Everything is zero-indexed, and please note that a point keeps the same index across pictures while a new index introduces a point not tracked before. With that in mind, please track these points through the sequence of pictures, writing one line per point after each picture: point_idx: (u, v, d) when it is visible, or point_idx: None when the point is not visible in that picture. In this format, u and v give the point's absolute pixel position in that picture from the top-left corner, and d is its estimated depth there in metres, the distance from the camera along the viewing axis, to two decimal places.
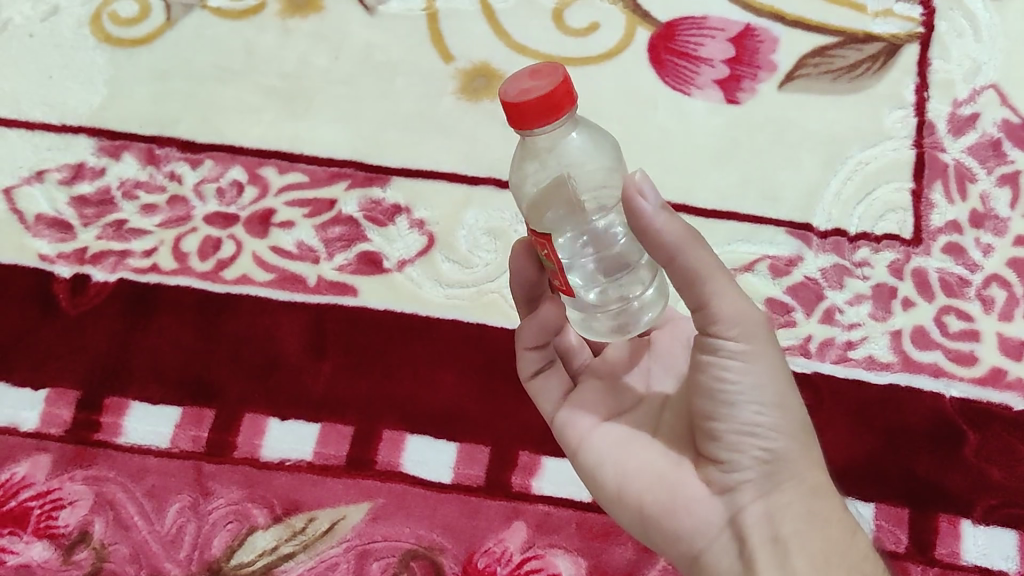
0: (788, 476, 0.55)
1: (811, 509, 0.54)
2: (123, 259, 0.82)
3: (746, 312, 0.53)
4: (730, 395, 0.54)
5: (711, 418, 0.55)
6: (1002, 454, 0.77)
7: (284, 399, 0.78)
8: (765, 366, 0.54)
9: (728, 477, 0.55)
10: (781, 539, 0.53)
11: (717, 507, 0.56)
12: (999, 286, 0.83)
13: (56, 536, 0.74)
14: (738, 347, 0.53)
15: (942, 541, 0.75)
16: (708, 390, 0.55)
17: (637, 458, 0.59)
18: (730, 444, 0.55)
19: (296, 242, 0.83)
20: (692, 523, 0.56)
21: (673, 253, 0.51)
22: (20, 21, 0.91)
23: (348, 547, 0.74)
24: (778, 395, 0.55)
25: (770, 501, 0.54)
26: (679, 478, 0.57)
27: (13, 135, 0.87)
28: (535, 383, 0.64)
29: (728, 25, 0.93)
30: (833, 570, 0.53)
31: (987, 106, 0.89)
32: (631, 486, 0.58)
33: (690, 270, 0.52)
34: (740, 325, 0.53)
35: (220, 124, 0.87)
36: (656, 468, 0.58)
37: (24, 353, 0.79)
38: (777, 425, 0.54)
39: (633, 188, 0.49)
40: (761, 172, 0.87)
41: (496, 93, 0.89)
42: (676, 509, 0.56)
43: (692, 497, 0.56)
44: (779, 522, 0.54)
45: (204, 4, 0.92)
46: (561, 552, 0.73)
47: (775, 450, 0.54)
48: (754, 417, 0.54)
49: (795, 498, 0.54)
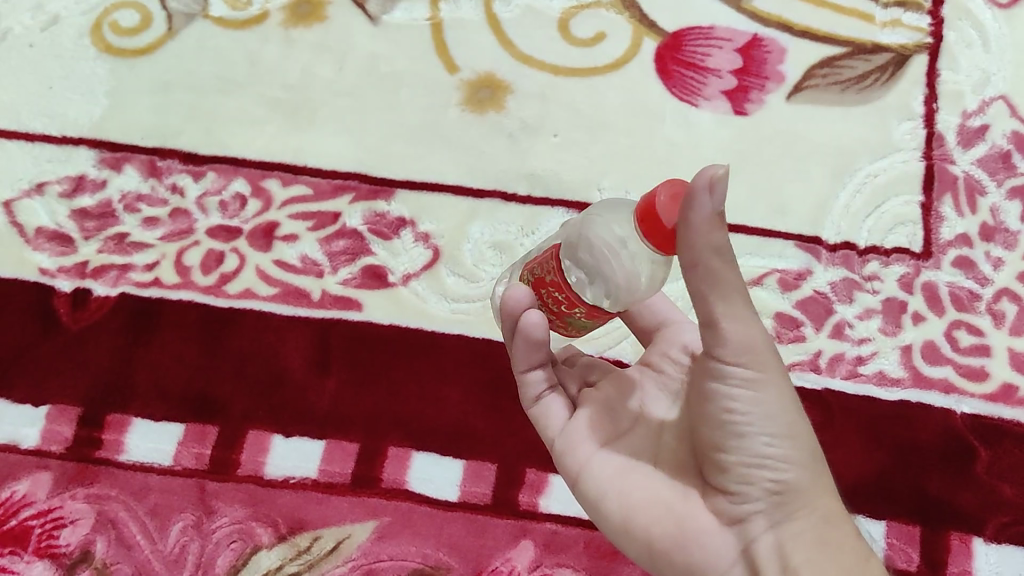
0: (800, 505, 0.55)
1: (821, 534, 0.54)
2: (125, 273, 0.81)
3: (754, 338, 0.52)
4: (738, 428, 0.54)
5: (720, 450, 0.55)
6: (1013, 471, 0.78)
7: (288, 415, 0.77)
8: (770, 396, 0.54)
9: (739, 508, 0.55)
10: (792, 568, 0.53)
11: (728, 538, 0.56)
12: (1009, 300, 0.83)
13: (57, 556, 0.73)
14: (743, 374, 0.53)
15: (954, 560, 0.75)
16: (716, 420, 0.55)
17: (641, 488, 0.58)
18: (741, 476, 0.54)
19: (299, 256, 0.82)
20: (704, 554, 0.56)
21: (693, 261, 0.48)
22: (19, 30, 0.88)
23: (354, 566, 0.74)
24: (788, 423, 0.54)
25: (782, 529, 0.54)
26: (688, 508, 0.57)
27: (13, 147, 0.85)
28: (539, 408, 0.64)
29: (735, 35, 0.91)
30: None
31: (996, 118, 0.88)
32: (638, 518, 0.58)
33: (705, 284, 0.49)
34: (744, 352, 0.52)
35: (223, 136, 0.86)
36: (662, 498, 0.57)
37: (23, 369, 0.78)
38: (787, 456, 0.54)
39: (697, 185, 0.46)
40: (770, 186, 0.86)
41: (501, 104, 0.88)
42: (685, 540, 0.56)
43: (701, 529, 0.56)
44: (790, 551, 0.54)
45: (206, 14, 0.90)
46: (568, 571, 0.74)
47: (785, 481, 0.54)
48: (764, 449, 0.54)
49: (806, 524, 0.54)
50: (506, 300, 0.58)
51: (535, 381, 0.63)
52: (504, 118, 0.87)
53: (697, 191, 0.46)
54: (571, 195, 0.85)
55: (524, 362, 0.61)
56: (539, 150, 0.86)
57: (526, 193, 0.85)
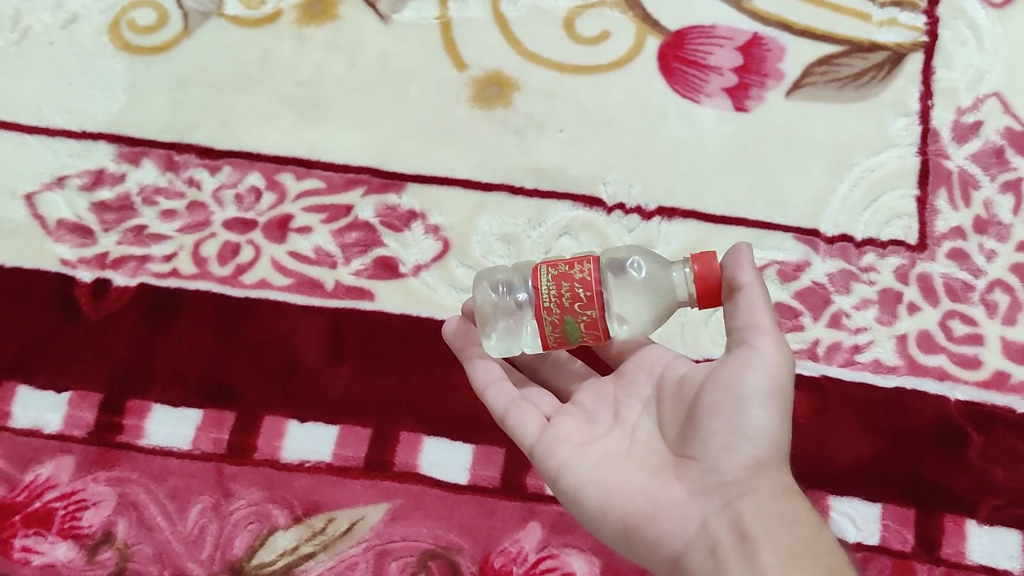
0: (763, 481, 0.57)
1: (782, 509, 0.56)
2: (144, 264, 0.83)
3: (781, 341, 0.57)
4: (742, 394, 0.56)
5: (707, 417, 0.58)
6: (1005, 456, 0.80)
7: (303, 402, 0.79)
8: (778, 378, 0.57)
9: (709, 478, 0.57)
10: (750, 536, 0.55)
11: (695, 509, 0.57)
12: (1002, 291, 0.85)
13: (81, 536, 0.76)
14: (765, 358, 0.57)
15: (947, 541, 0.78)
16: (720, 389, 0.57)
17: (618, 475, 0.60)
18: (718, 446, 0.57)
19: (313, 247, 0.85)
20: (673, 526, 0.57)
21: (744, 279, 0.58)
22: (39, 29, 0.91)
23: (367, 547, 0.76)
24: (784, 410, 0.57)
25: (742, 503, 0.56)
26: (661, 486, 0.59)
27: (35, 142, 0.87)
28: (509, 421, 0.66)
29: (736, 34, 0.93)
30: (801, 564, 0.53)
31: (990, 114, 0.91)
32: (614, 500, 0.59)
33: (750, 297, 0.58)
34: (770, 340, 0.57)
35: (238, 131, 0.88)
36: (637, 482, 0.59)
37: (46, 357, 0.80)
38: (769, 433, 0.57)
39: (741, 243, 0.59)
40: (769, 179, 0.88)
41: (509, 101, 0.90)
42: (656, 515, 0.58)
43: (672, 502, 0.58)
44: (749, 521, 0.55)
45: (221, 13, 0.92)
46: (575, 552, 0.76)
47: (759, 456, 0.57)
48: (755, 422, 0.56)
49: (767, 499, 0.56)
50: (449, 337, 0.72)
51: (497, 394, 0.68)
52: (511, 114, 0.90)
53: (744, 242, 0.59)
54: (577, 188, 0.88)
55: (478, 380, 0.69)
56: (546, 145, 0.89)
57: (533, 187, 0.88)
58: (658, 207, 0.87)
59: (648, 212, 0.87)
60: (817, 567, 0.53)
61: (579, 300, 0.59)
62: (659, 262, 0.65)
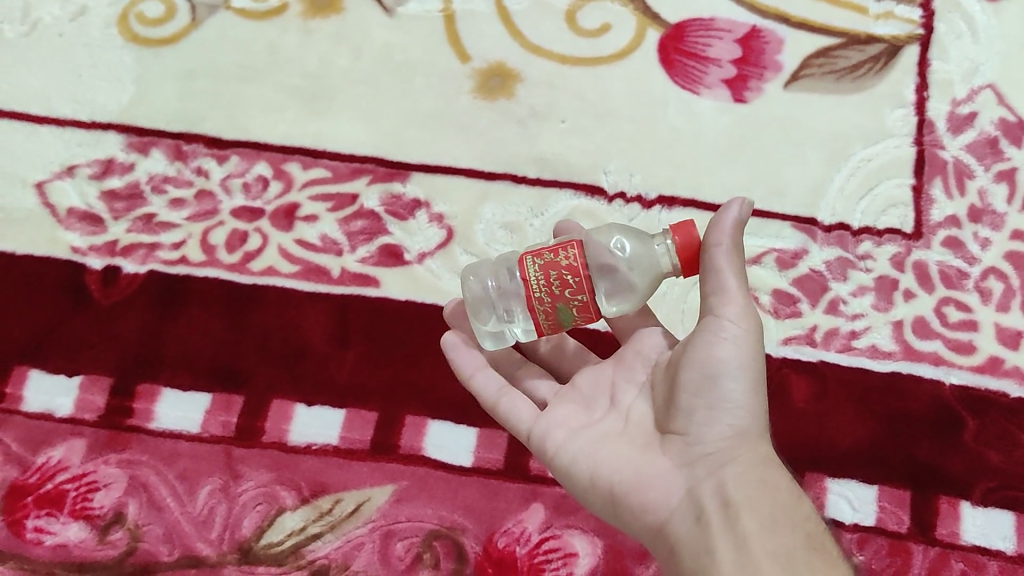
0: (744, 451, 0.58)
1: (763, 477, 0.57)
2: (153, 252, 0.85)
3: (749, 313, 0.59)
4: (716, 370, 0.58)
5: (688, 394, 0.59)
6: (999, 439, 0.82)
7: (311, 385, 0.81)
8: (750, 352, 0.59)
9: (693, 450, 0.59)
10: (732, 503, 0.56)
11: (680, 479, 0.59)
12: (997, 278, 0.87)
13: (92, 517, 0.77)
14: (733, 331, 0.59)
15: (942, 522, 0.79)
16: (696, 365, 0.59)
17: (608, 450, 0.62)
18: (700, 419, 0.59)
19: (320, 235, 0.86)
20: (657, 495, 0.59)
21: (720, 239, 0.59)
22: (49, 21, 0.92)
23: (373, 528, 0.78)
24: (758, 381, 0.59)
25: (725, 471, 0.58)
26: (649, 459, 0.61)
27: (45, 132, 0.89)
28: (500, 407, 0.68)
29: (735, 26, 0.95)
30: (780, 530, 0.55)
31: (984, 106, 0.92)
32: (603, 471, 0.61)
33: (720, 260, 0.59)
34: (740, 313, 0.59)
35: (245, 122, 0.90)
36: (626, 455, 0.61)
37: (57, 343, 0.82)
38: (745, 404, 0.59)
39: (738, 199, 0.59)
40: (768, 169, 0.90)
41: (512, 92, 0.92)
42: (642, 485, 0.60)
43: (658, 473, 0.60)
44: (731, 488, 0.57)
45: (228, 5, 0.94)
46: (577, 533, 0.78)
47: (739, 427, 0.59)
48: (730, 395, 0.58)
49: (747, 469, 0.57)
50: (449, 318, 0.74)
51: (485, 382, 0.69)
52: (514, 105, 0.91)
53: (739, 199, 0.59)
54: (579, 178, 0.89)
55: (463, 367, 0.70)
56: (548, 135, 0.90)
57: (535, 176, 0.89)
58: (658, 197, 0.88)
59: (648, 201, 0.88)
60: (797, 535, 0.55)
61: (568, 286, 0.60)
62: (642, 241, 0.65)
